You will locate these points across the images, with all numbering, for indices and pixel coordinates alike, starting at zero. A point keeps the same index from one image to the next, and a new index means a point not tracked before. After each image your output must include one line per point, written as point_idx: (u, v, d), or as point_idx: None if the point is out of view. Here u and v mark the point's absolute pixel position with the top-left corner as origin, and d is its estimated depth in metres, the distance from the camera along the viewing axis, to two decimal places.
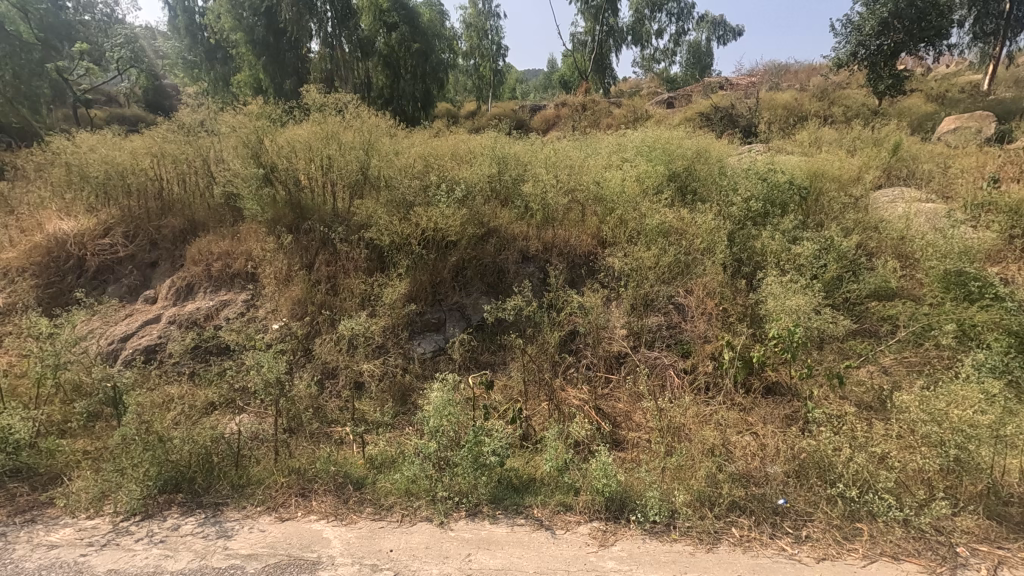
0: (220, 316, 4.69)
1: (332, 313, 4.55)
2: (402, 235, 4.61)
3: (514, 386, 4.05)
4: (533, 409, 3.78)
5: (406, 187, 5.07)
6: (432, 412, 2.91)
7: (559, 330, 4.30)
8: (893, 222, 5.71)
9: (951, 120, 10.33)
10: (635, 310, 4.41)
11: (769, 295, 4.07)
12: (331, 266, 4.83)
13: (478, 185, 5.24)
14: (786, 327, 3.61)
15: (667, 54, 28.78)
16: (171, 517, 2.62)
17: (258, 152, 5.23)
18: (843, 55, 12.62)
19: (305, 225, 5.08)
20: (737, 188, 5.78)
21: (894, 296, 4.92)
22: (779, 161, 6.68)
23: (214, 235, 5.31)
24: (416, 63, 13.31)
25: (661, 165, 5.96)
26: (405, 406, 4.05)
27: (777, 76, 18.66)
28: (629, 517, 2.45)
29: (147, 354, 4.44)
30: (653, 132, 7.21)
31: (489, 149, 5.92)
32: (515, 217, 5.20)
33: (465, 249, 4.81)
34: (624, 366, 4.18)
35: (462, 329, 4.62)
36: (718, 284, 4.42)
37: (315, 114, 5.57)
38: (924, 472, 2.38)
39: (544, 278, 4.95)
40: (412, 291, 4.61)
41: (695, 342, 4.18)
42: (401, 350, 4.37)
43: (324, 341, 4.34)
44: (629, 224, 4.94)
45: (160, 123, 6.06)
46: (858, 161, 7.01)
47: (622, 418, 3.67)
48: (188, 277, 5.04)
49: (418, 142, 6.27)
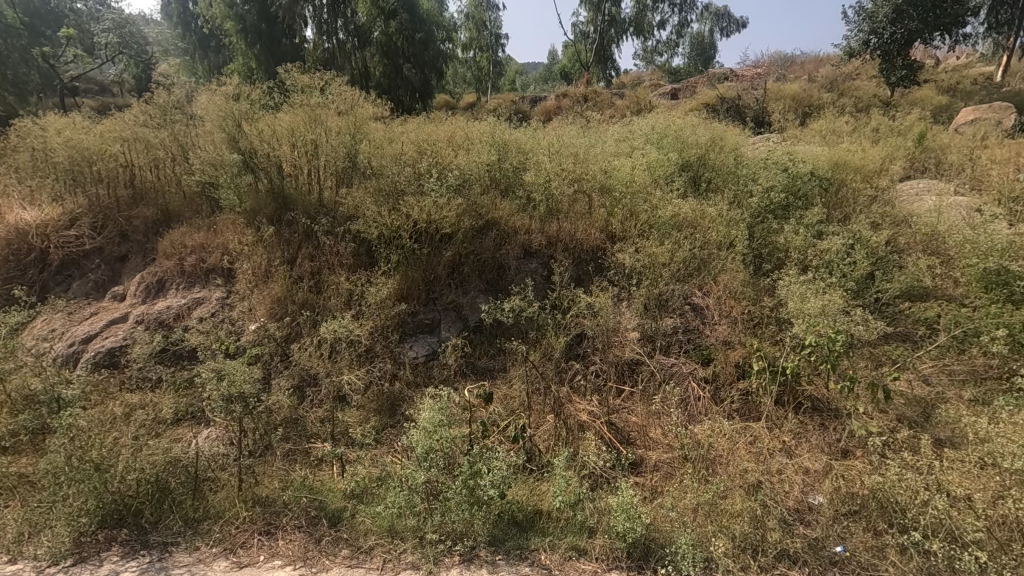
0: (191, 316, 4.26)
1: (314, 313, 4.13)
2: (391, 228, 4.18)
3: (514, 396, 3.64)
4: (537, 424, 3.36)
5: (397, 175, 4.63)
6: (422, 434, 2.50)
7: (564, 334, 3.89)
8: (923, 216, 5.30)
9: (969, 111, 9.86)
10: (649, 311, 3.99)
11: (798, 295, 3.66)
12: (315, 261, 4.41)
13: (476, 174, 4.81)
14: (823, 333, 3.20)
15: (670, 45, 28.23)
16: (108, 562, 2.21)
17: (236, 137, 4.80)
18: (855, 45, 12.09)
19: (288, 217, 4.65)
20: (756, 179, 5.36)
21: (927, 297, 4.52)
22: (799, 151, 6.22)
23: (188, 227, 4.87)
24: (414, 53, 12.62)
25: (673, 152, 5.53)
26: (394, 417, 3.64)
27: (784, 67, 18.16)
28: (658, 569, 2.07)
29: (110, 358, 4.01)
30: (664, 120, 6.77)
31: (487, 135, 5.48)
32: (517, 208, 4.77)
33: (462, 243, 4.38)
34: (638, 375, 3.76)
35: (457, 331, 4.21)
36: (740, 283, 4.01)
37: (299, 96, 5.12)
38: (1014, 519, 1.96)
39: (548, 276, 4.54)
40: (403, 289, 4.18)
41: (716, 347, 3.76)
42: (390, 354, 3.96)
43: (305, 344, 3.91)
44: (640, 217, 4.52)
45: (133, 105, 5.60)
46: (880, 152, 6.57)
47: (637, 436, 3.27)
48: (159, 272, 4.60)
49: (412, 128, 5.82)
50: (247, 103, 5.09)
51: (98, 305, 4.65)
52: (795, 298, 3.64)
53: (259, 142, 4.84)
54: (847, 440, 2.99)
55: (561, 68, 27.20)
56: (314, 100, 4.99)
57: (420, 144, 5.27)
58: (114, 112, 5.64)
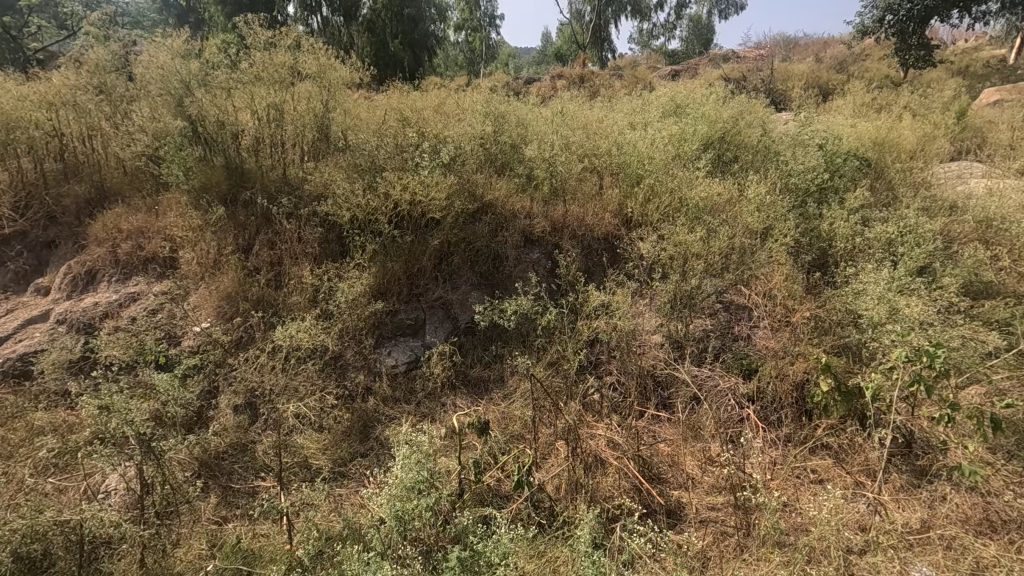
0: (124, 314, 3.50)
1: (272, 313, 3.42)
2: (365, 210, 3.46)
3: (514, 418, 2.97)
4: (545, 457, 2.70)
5: (375, 148, 3.90)
6: (389, 508, 1.99)
7: (574, 340, 3.22)
8: (976, 201, 4.66)
9: (993, 93, 9.12)
10: (676, 311, 3.31)
11: (863, 294, 2.99)
12: (275, 249, 3.68)
13: (468, 147, 4.10)
14: (910, 344, 2.50)
15: (668, 27, 27.40)
16: None
17: (183, 101, 4.03)
18: (869, 22, 11.22)
19: (244, 197, 3.91)
20: (789, 157, 4.70)
21: (990, 292, 3.86)
22: (831, 128, 5.51)
23: (127, 208, 4.08)
24: (405, 31, 11.63)
25: (694, 126, 4.82)
26: (367, 442, 2.94)
27: (788, 49, 17.30)
28: None
29: (21, 368, 3.27)
30: (679, 93, 6.02)
31: (481, 105, 4.74)
32: (515, 189, 4.08)
33: (451, 229, 3.67)
34: (664, 389, 3.10)
35: (445, 334, 3.53)
36: (784, 279, 3.37)
37: (262, 54, 4.36)
38: None
39: (552, 269, 3.86)
40: (380, 284, 3.47)
41: (760, 356, 3.10)
42: (363, 363, 3.26)
43: (258, 352, 3.20)
44: (663, 198, 3.86)
45: (66, 63, 4.76)
46: (917, 131, 5.89)
47: (669, 472, 2.63)
48: (88, 262, 3.82)
49: (396, 97, 5.05)
50: (199, 62, 4.30)
51: (16, 300, 3.85)
52: (859, 296, 2.97)
53: (212, 108, 4.08)
54: (944, 485, 2.33)
55: (556, 50, 26.27)
56: (279, 60, 4.23)
57: (404, 113, 4.54)
58: (43, 73, 4.79)
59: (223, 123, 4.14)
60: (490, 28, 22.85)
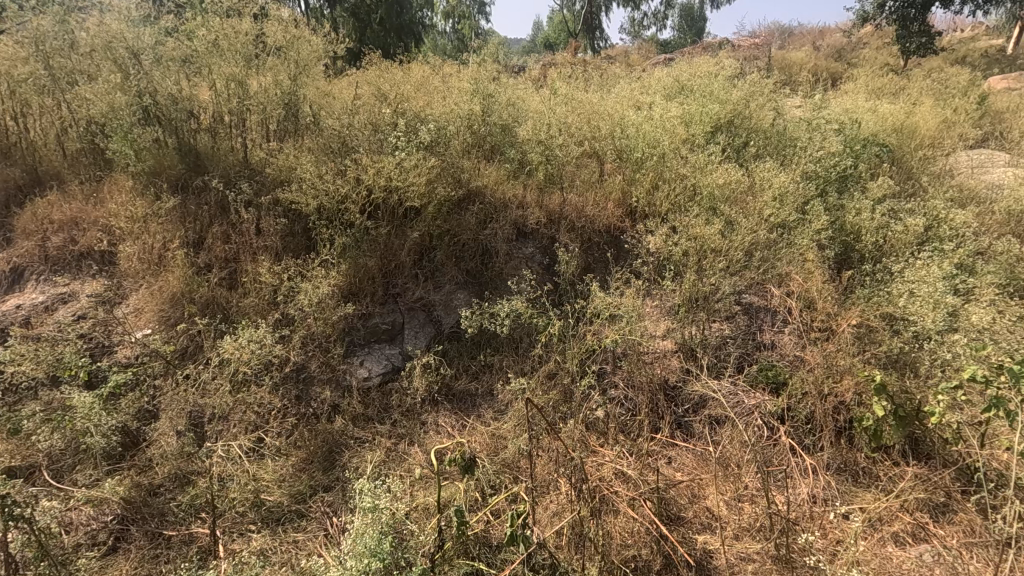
0: (50, 320, 3.01)
1: (224, 317, 2.94)
2: (332, 197, 2.98)
3: (506, 443, 2.53)
4: (543, 493, 2.28)
5: (347, 128, 3.40)
6: None
7: (575, 350, 2.77)
8: (1007, 191, 4.27)
9: (998, 83, 8.72)
10: (690, 315, 2.90)
11: (911, 296, 2.57)
12: (229, 242, 3.18)
13: (454, 127, 3.63)
14: (980, 358, 2.07)
15: (660, 16, 26.81)
16: None
17: (125, 72, 3.49)
18: (869, 8, 10.72)
19: (197, 183, 3.40)
20: (807, 140, 4.27)
21: None
22: (848, 112, 5.07)
23: (62, 196, 3.55)
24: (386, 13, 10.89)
25: (703, 106, 4.37)
26: (331, 470, 2.49)
27: (785, 37, 16.83)
28: None
29: None
30: (682, 75, 5.54)
31: (469, 81, 4.26)
32: (506, 175, 3.61)
33: (433, 219, 3.20)
34: (681, 406, 2.69)
35: (426, 339, 3.07)
36: (813, 276, 2.95)
37: (221, 18, 3.81)
38: None
39: (547, 265, 3.41)
40: (351, 284, 3.00)
41: (788, 367, 2.69)
42: (329, 377, 2.81)
43: (204, 364, 2.72)
44: (671, 185, 3.43)
45: None
46: (936, 117, 5.47)
47: (691, 512, 2.22)
48: (13, 257, 3.30)
49: (373, 72, 4.52)
50: (150, 28, 3.75)
51: None
52: (908, 299, 2.56)
53: (161, 80, 3.54)
54: None
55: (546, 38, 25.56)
56: (240, 24, 3.68)
57: (382, 88, 4.04)
58: None
59: (175, 98, 3.60)
60: (477, 16, 22.12)
